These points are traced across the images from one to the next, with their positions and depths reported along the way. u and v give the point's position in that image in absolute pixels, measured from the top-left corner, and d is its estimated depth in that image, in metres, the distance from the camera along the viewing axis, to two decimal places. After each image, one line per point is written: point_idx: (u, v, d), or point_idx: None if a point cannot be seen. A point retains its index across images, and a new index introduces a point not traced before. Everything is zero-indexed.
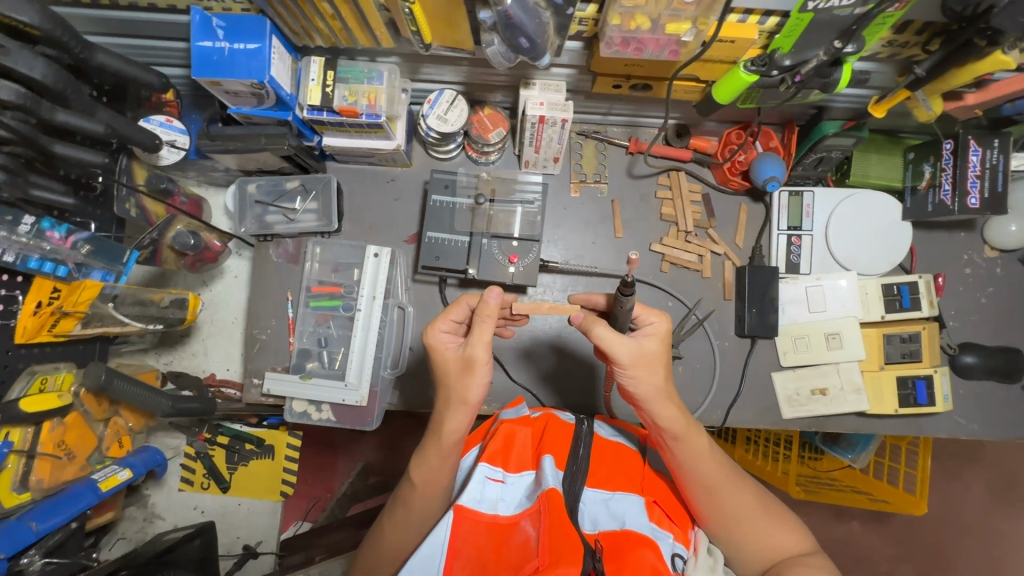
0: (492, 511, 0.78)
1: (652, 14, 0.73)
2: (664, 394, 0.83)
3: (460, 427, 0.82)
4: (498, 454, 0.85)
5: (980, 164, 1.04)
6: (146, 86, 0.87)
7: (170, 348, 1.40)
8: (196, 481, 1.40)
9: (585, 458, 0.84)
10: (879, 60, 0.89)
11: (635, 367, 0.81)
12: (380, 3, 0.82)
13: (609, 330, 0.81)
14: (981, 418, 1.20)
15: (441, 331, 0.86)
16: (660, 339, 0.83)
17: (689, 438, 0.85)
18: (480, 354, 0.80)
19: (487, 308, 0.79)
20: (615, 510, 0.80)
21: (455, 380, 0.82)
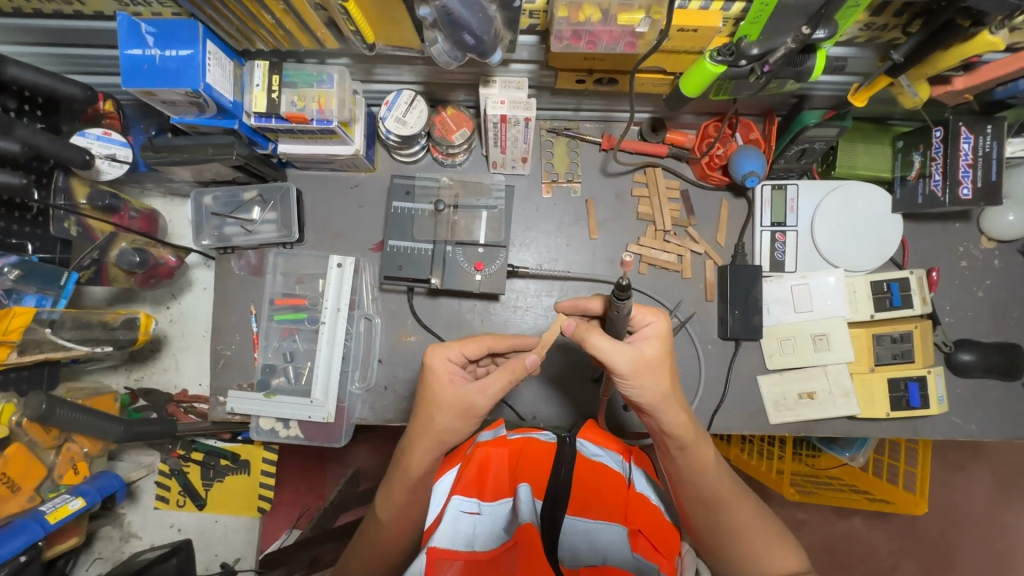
0: (468, 548, 0.73)
1: (601, 4, 0.67)
2: (671, 402, 0.77)
3: (425, 463, 0.79)
4: (473, 483, 0.79)
5: (972, 152, 0.96)
6: (71, 99, 0.83)
7: (142, 363, 1.34)
8: (171, 499, 1.37)
9: (566, 486, 0.77)
10: (857, 45, 0.83)
11: (640, 377, 0.74)
12: (315, 2, 0.77)
13: (607, 338, 0.73)
14: (979, 418, 1.14)
15: (450, 358, 0.78)
16: (662, 341, 0.76)
17: (695, 448, 0.81)
18: (483, 405, 0.77)
19: (520, 366, 0.75)
20: (596, 542, 0.76)
21: (443, 416, 0.77)
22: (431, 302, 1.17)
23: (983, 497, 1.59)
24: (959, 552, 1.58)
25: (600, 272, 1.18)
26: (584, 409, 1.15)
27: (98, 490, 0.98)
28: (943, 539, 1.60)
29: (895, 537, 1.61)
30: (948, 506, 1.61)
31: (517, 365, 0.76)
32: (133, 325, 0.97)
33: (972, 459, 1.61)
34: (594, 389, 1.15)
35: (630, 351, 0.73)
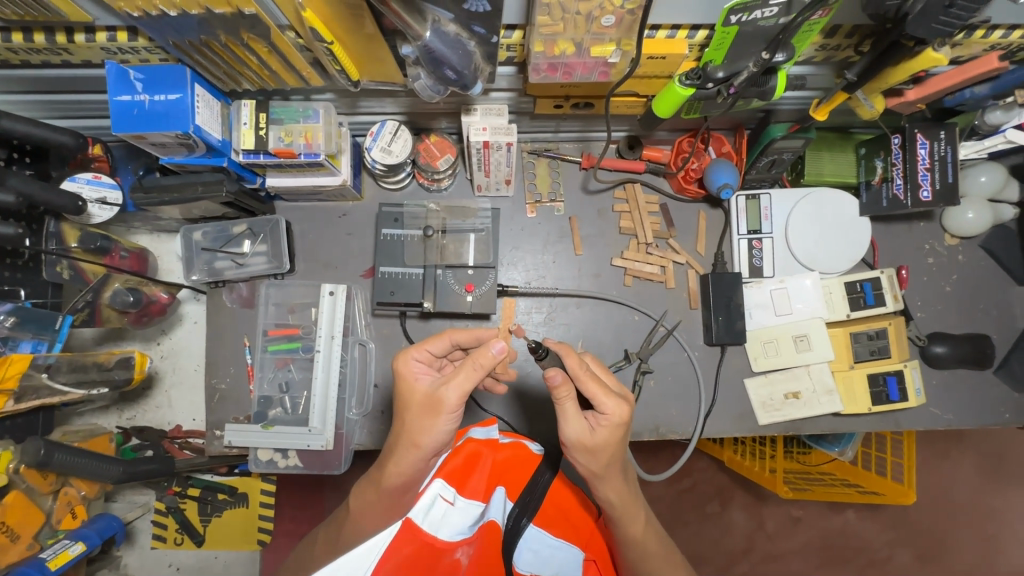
0: (433, 531, 0.78)
1: (574, 39, 0.70)
2: (606, 478, 0.74)
3: (405, 472, 0.72)
4: (456, 475, 0.83)
5: (929, 158, 1.02)
6: (63, 148, 0.84)
7: (133, 403, 1.34)
8: (169, 537, 1.35)
9: (538, 499, 0.80)
10: (814, 63, 0.88)
11: (576, 452, 0.71)
12: (300, 44, 0.80)
13: (568, 406, 0.68)
14: (956, 407, 1.19)
15: (415, 360, 0.74)
16: (614, 432, 0.69)
17: (628, 521, 0.78)
18: (452, 398, 0.67)
19: (484, 356, 0.66)
20: (547, 556, 0.81)
21: (415, 419, 0.69)
22: (423, 324, 1.18)
23: (965, 483, 1.66)
24: (949, 537, 1.63)
25: (586, 286, 1.22)
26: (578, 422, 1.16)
27: (98, 533, 0.99)
28: (933, 526, 1.65)
29: (888, 527, 1.65)
30: (934, 493, 1.66)
31: (481, 354, 0.66)
32: (128, 364, 0.97)
33: (954, 447, 1.68)
34: None
35: (579, 425, 0.69)
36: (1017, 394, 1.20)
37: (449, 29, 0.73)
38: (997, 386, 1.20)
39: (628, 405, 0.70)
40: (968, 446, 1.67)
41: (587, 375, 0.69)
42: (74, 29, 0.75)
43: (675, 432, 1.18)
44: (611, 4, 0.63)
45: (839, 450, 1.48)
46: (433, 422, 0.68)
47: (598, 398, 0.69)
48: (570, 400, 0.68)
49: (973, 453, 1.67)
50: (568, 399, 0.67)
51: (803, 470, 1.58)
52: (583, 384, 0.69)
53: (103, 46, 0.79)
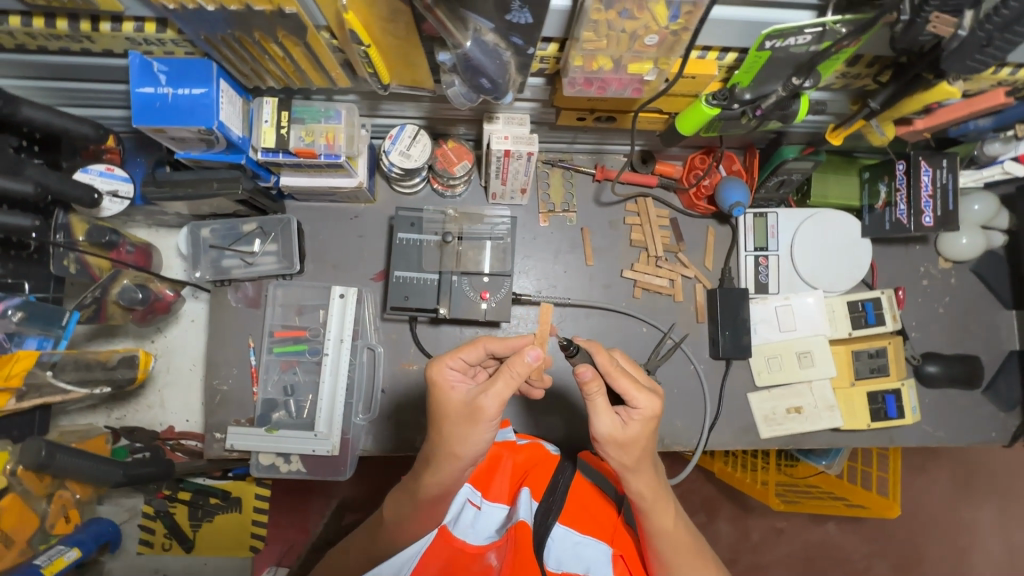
0: (463, 536, 0.76)
1: (614, 56, 0.72)
2: (637, 471, 0.73)
3: (442, 481, 0.73)
4: (481, 480, 0.85)
5: (931, 184, 1.07)
6: (82, 138, 0.84)
7: (122, 402, 1.27)
8: (156, 543, 1.31)
9: (562, 492, 0.79)
10: (832, 90, 0.91)
11: (607, 446, 0.71)
12: (334, 44, 0.79)
13: (599, 401, 0.69)
14: (946, 425, 1.24)
15: (450, 368, 0.73)
16: (645, 424, 0.71)
17: (658, 513, 0.77)
18: (492, 406, 0.68)
19: (522, 364, 0.67)
20: (580, 554, 0.77)
21: (454, 430, 0.69)
22: (433, 330, 1.18)
23: (941, 496, 1.68)
24: (930, 551, 1.68)
25: (595, 297, 1.23)
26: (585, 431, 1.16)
27: (93, 538, 1.00)
28: (915, 540, 1.69)
29: (867, 540, 1.69)
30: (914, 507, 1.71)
31: (518, 361, 0.67)
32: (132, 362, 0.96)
33: (931, 460, 1.70)
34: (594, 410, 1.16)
35: (610, 419, 0.70)
36: (1003, 413, 1.25)
37: (488, 39, 0.73)
38: (985, 405, 1.25)
39: (658, 398, 0.71)
40: (945, 460, 1.69)
41: (618, 371, 0.72)
42: (100, 18, 0.72)
43: (680, 444, 1.19)
44: (657, 24, 0.65)
45: (826, 463, 1.49)
46: (475, 431, 0.69)
47: (627, 391, 0.70)
48: (600, 395, 0.69)
49: (948, 466, 1.69)
50: (597, 395, 0.68)
51: (792, 482, 1.59)
52: (613, 379, 0.71)
53: (128, 36, 0.76)
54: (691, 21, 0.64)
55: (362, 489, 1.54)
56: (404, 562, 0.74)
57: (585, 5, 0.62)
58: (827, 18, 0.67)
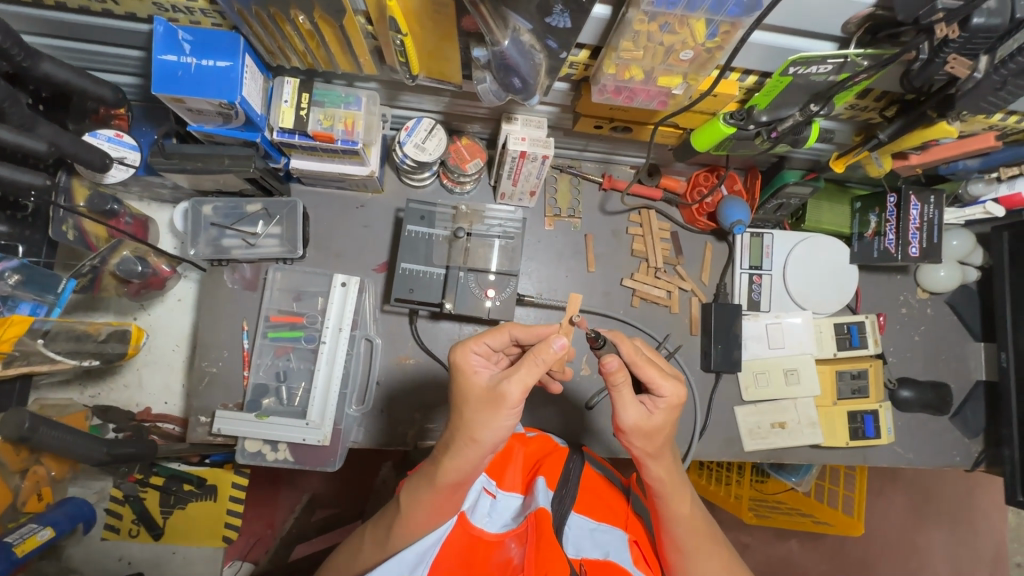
0: (480, 525, 0.78)
1: (647, 67, 0.75)
2: (659, 458, 0.77)
3: (461, 467, 0.73)
4: (495, 471, 0.90)
5: (919, 218, 1.13)
6: (99, 100, 0.86)
7: (99, 379, 1.22)
8: (123, 528, 1.26)
9: (574, 482, 0.81)
10: (840, 120, 0.96)
11: (633, 435, 0.75)
12: (368, 30, 0.78)
13: (625, 391, 0.72)
14: (916, 448, 1.30)
15: (474, 353, 0.74)
16: (669, 413, 0.74)
17: (674, 499, 0.79)
18: (514, 392, 0.69)
19: (547, 352, 0.69)
20: (599, 541, 0.76)
21: (475, 414, 0.70)
22: (433, 325, 1.17)
23: (898, 520, 1.73)
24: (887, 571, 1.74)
25: (595, 303, 1.25)
26: (577, 435, 1.16)
27: (66, 516, 1.09)
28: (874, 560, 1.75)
29: (825, 558, 1.71)
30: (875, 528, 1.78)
31: (543, 349, 0.69)
32: (124, 338, 1.01)
33: (887, 484, 1.74)
34: (587, 414, 1.17)
35: (637, 408, 0.74)
36: (968, 439, 1.31)
37: (525, 40, 0.74)
38: (952, 431, 1.31)
39: (682, 386, 0.75)
40: (903, 485, 1.73)
41: (642, 361, 0.75)
42: None
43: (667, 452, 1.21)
44: (694, 41, 0.69)
45: (795, 481, 1.47)
46: (495, 418, 0.69)
47: (653, 380, 0.74)
48: (626, 386, 0.72)
49: (906, 490, 1.74)
50: (623, 386, 0.72)
51: (761, 498, 1.59)
52: (640, 370, 0.75)
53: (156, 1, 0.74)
54: (727, 41, 0.68)
55: (338, 484, 1.51)
56: (425, 550, 0.75)
57: (630, 16, 0.65)
58: (850, 50, 0.70)
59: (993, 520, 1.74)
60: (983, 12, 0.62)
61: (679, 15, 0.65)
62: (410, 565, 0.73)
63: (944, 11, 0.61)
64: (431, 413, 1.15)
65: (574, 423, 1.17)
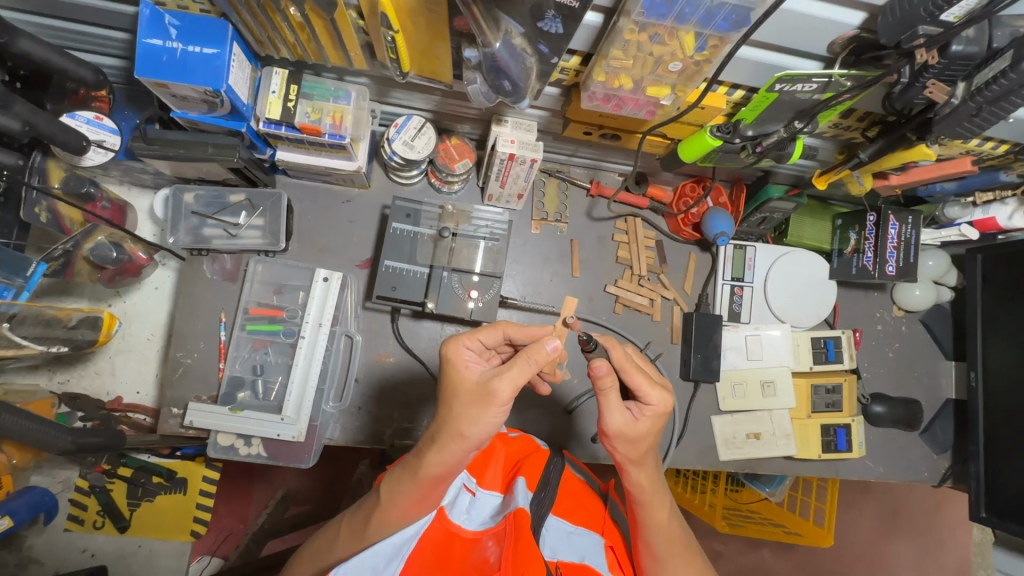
0: (458, 522, 0.78)
1: (636, 76, 0.75)
2: (642, 464, 0.77)
3: (445, 462, 0.72)
4: (476, 468, 0.89)
5: (897, 237, 1.15)
6: (79, 80, 0.85)
7: (69, 365, 1.19)
8: (87, 520, 1.22)
9: (554, 484, 0.80)
10: (824, 138, 0.98)
11: (617, 440, 0.75)
12: (359, 25, 0.78)
13: (612, 396, 0.72)
14: (886, 462, 1.32)
15: (466, 348, 0.73)
16: (655, 420, 0.74)
17: (653, 506, 0.79)
18: (505, 390, 0.68)
19: (541, 352, 0.69)
20: (575, 544, 0.76)
21: (464, 409, 0.70)
22: (415, 324, 1.16)
23: (868, 532, 1.76)
24: None
25: (578, 308, 1.25)
26: (554, 439, 1.16)
27: (29, 505, 1.13)
28: None
29: (796, 567, 1.73)
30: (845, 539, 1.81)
31: (536, 349, 0.69)
32: (95, 325, 1.01)
33: (859, 496, 1.78)
34: (566, 418, 1.17)
35: (622, 414, 0.74)
36: (937, 455, 1.34)
37: (516, 43, 0.74)
38: (921, 447, 1.34)
39: (670, 395, 0.75)
40: (874, 497, 1.77)
41: (632, 368, 0.75)
42: None
43: None
44: (683, 53, 0.69)
45: (769, 491, 1.49)
46: (484, 415, 0.69)
47: (641, 388, 0.74)
48: (613, 391, 0.72)
49: (876, 503, 1.78)
50: (610, 390, 0.71)
51: (736, 507, 1.60)
52: (628, 376, 0.74)
53: None
54: (715, 55, 0.69)
55: (313, 480, 1.50)
56: (402, 543, 0.75)
57: (621, 25, 0.65)
58: (835, 70, 0.71)
59: (959, 534, 1.78)
60: (962, 39, 0.64)
61: (669, 27, 0.66)
62: (386, 557, 0.73)
63: (926, 36, 0.62)
64: (410, 412, 1.14)
65: (553, 427, 1.17)
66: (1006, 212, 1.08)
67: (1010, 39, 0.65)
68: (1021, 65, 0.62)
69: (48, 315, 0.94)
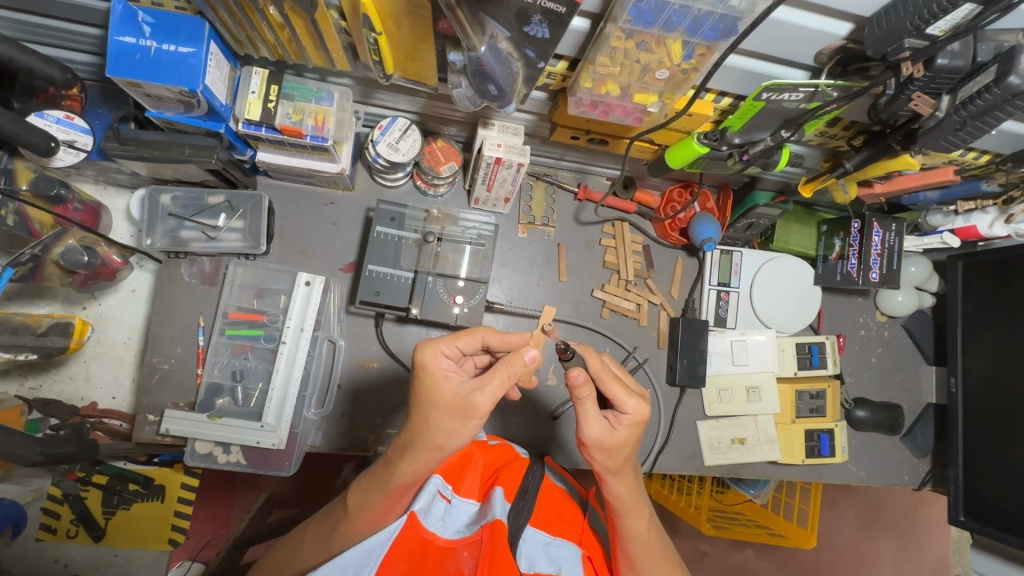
0: (433, 529, 0.76)
1: (623, 83, 0.75)
2: (620, 474, 0.75)
3: (418, 470, 0.72)
4: (452, 475, 0.87)
5: (881, 245, 1.16)
6: (45, 78, 0.82)
7: (41, 370, 1.16)
8: (60, 529, 1.19)
9: (532, 495, 0.80)
10: (810, 146, 0.98)
11: (594, 449, 0.73)
12: (341, 25, 0.76)
13: (589, 405, 0.70)
14: (868, 466, 1.34)
15: (444, 355, 0.69)
16: (632, 429, 0.73)
17: (632, 516, 0.78)
18: (485, 404, 0.67)
19: (518, 362, 0.68)
20: (553, 555, 0.75)
21: (441, 421, 0.67)
22: (399, 328, 1.15)
23: (849, 532, 1.78)
24: None
25: (565, 313, 1.24)
26: (540, 445, 1.15)
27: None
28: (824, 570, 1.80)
29: (780, 567, 1.74)
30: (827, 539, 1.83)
31: (515, 360, 0.68)
32: (67, 332, 1.02)
33: (842, 497, 1.80)
34: (552, 424, 1.16)
35: (600, 423, 0.72)
36: (917, 459, 1.36)
37: (502, 47, 0.72)
38: (902, 451, 1.36)
39: (646, 403, 0.73)
40: (856, 498, 1.79)
41: (609, 376, 0.73)
42: None
43: None
44: (670, 61, 0.68)
45: (754, 493, 1.49)
46: (462, 427, 0.68)
47: (617, 397, 0.72)
48: (591, 400, 0.70)
49: (857, 504, 1.80)
50: (588, 399, 0.69)
51: (721, 508, 1.59)
52: (604, 384, 0.72)
53: None
54: (702, 63, 0.69)
55: (296, 484, 1.47)
56: (373, 549, 0.73)
57: (608, 31, 0.65)
58: (821, 81, 0.71)
59: (936, 533, 1.81)
60: (947, 53, 0.64)
61: (656, 35, 0.65)
62: (356, 568, 0.71)
63: (911, 50, 0.62)
64: (393, 418, 1.12)
65: (539, 433, 1.16)
66: (986, 221, 1.09)
67: (994, 54, 0.65)
68: (1005, 80, 0.62)
69: (14, 323, 0.96)
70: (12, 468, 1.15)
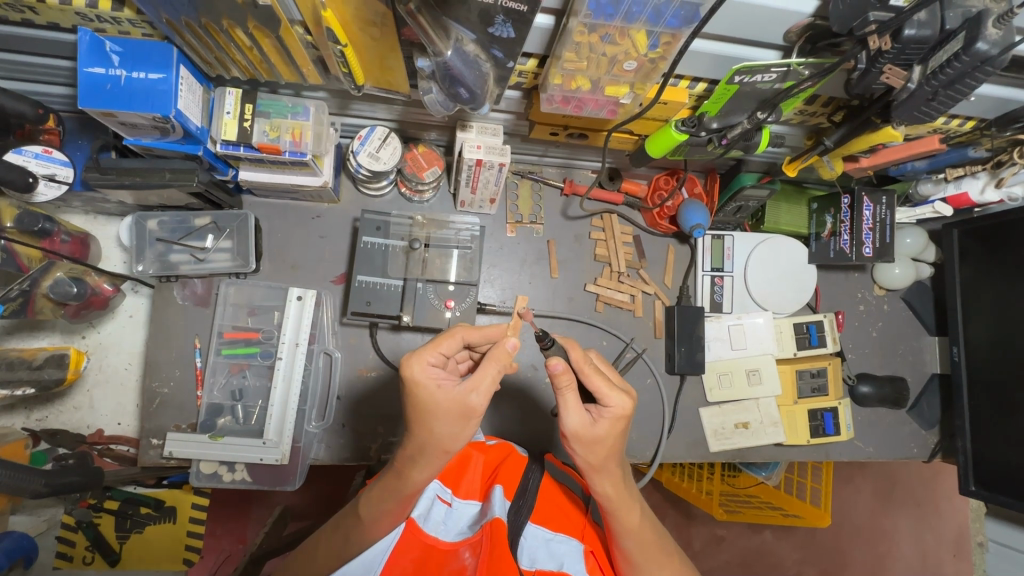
0: (434, 533, 0.78)
1: (592, 77, 0.75)
2: (603, 472, 0.75)
3: (429, 477, 0.73)
4: (451, 478, 0.89)
5: (872, 219, 1.13)
6: (19, 115, 0.84)
7: (47, 402, 1.17)
8: (76, 556, 1.21)
9: (532, 493, 0.80)
10: (791, 125, 0.97)
11: (574, 443, 0.72)
12: (307, 40, 0.75)
13: (569, 396, 0.69)
14: (876, 441, 1.33)
15: (431, 365, 0.67)
16: (614, 424, 0.71)
17: (622, 514, 0.77)
18: (481, 403, 0.67)
19: (501, 352, 0.67)
20: (554, 552, 0.76)
21: (445, 428, 0.67)
22: (394, 336, 1.15)
23: (867, 507, 1.75)
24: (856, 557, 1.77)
25: (560, 309, 1.24)
26: (541, 443, 1.15)
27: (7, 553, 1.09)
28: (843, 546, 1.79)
29: (798, 547, 1.73)
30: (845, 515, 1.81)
31: (497, 349, 0.67)
32: (62, 363, 1.05)
33: (857, 472, 1.78)
34: (553, 421, 1.17)
35: (580, 414, 0.70)
36: (925, 431, 1.34)
37: (469, 50, 0.71)
38: (909, 424, 1.34)
39: (629, 399, 0.72)
40: (871, 473, 1.77)
41: (591, 369, 0.72)
42: None
43: (634, 455, 1.22)
44: (637, 51, 0.69)
45: (765, 475, 1.48)
46: (467, 429, 0.68)
47: (600, 390, 0.71)
48: (571, 390, 0.69)
49: (873, 479, 1.77)
50: (569, 389, 0.69)
51: (734, 492, 1.58)
52: (586, 378, 0.72)
53: (78, 11, 0.69)
54: (668, 52, 0.69)
55: (311, 494, 1.49)
56: (374, 558, 0.75)
57: (570, 26, 0.64)
58: (793, 59, 0.70)
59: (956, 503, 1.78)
60: (914, 23, 0.63)
61: (619, 27, 0.65)
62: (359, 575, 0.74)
63: (877, 23, 0.62)
64: (394, 426, 1.12)
65: (540, 431, 1.16)
66: (977, 187, 1.06)
67: (962, 20, 0.64)
68: (972, 47, 0.62)
69: (11, 357, 0.99)
70: (21, 500, 1.16)
